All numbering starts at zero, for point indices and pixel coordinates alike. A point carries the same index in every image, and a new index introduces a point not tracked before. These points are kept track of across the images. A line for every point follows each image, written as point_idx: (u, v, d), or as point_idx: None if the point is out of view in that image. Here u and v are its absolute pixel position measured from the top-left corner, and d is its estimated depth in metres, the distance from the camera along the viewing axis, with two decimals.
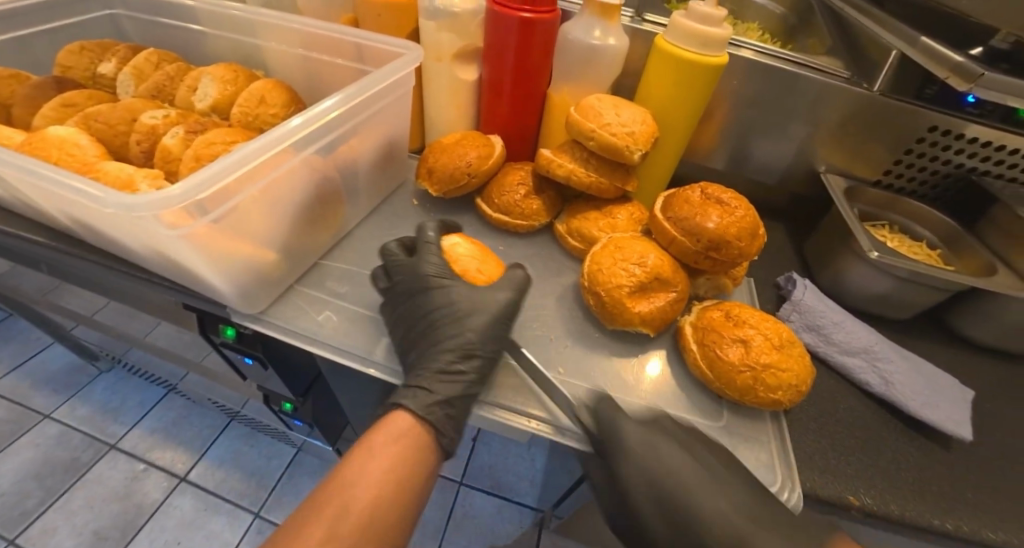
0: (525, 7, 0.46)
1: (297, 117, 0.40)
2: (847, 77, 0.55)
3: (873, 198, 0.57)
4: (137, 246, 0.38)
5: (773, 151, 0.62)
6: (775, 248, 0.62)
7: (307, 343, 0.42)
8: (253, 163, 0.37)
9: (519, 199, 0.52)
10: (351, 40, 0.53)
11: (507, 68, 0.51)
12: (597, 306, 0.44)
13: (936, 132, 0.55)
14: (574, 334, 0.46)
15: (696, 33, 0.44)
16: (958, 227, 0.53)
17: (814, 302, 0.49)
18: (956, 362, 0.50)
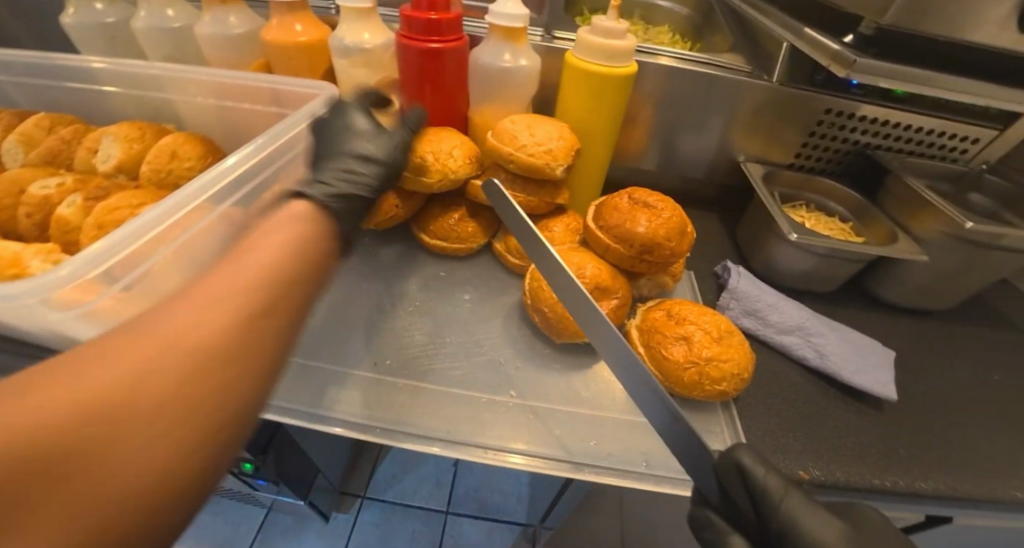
0: (431, 38, 0.47)
1: (228, 158, 0.40)
2: (749, 72, 0.58)
3: (789, 180, 0.61)
4: (38, 331, 0.34)
5: (695, 146, 0.65)
6: (710, 238, 0.65)
7: None
8: (164, 224, 0.34)
9: (455, 223, 0.52)
10: (262, 86, 0.51)
11: (423, 96, 0.51)
12: (543, 323, 0.44)
13: (832, 114, 0.59)
14: (524, 352, 0.46)
15: (600, 47, 0.46)
16: (864, 200, 0.57)
17: (748, 287, 0.51)
18: (881, 325, 0.53)
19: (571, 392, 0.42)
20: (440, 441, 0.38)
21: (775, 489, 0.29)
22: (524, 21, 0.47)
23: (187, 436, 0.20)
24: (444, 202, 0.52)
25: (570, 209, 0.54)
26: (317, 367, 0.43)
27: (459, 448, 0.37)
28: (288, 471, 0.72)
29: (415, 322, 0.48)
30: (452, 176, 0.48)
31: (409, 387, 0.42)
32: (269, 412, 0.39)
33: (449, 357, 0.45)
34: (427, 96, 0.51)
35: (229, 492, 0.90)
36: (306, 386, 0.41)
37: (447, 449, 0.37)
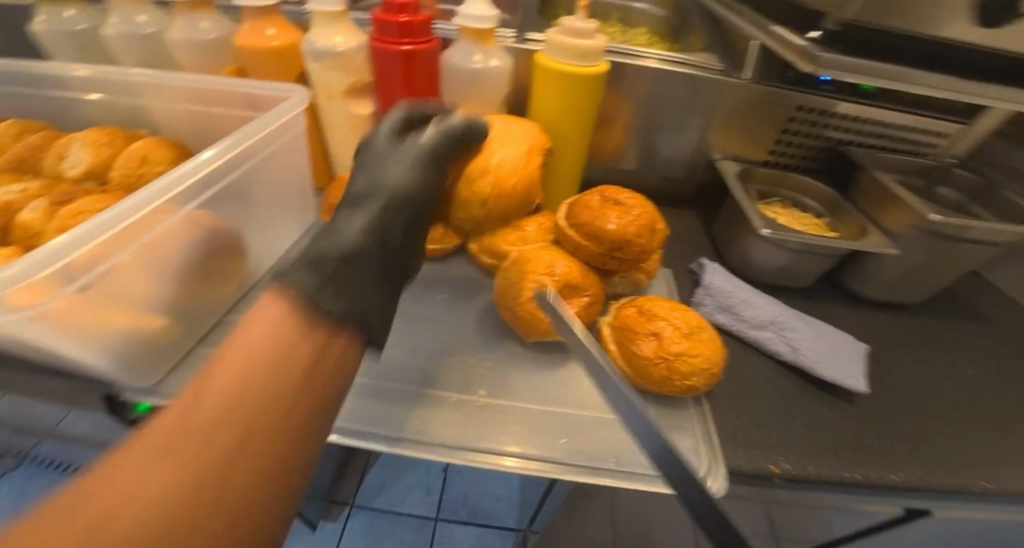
0: (404, 40, 0.48)
1: (207, 151, 0.41)
2: (721, 70, 0.59)
3: (764, 177, 0.61)
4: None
5: (672, 144, 0.65)
6: (689, 236, 0.65)
7: None
8: (123, 225, 0.34)
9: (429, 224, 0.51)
10: (237, 90, 0.52)
11: (399, 97, 0.52)
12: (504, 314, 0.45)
13: (804, 111, 0.59)
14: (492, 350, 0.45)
15: (570, 47, 0.46)
16: (836, 196, 0.57)
17: (723, 283, 0.51)
18: (855, 318, 0.53)
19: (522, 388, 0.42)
20: (410, 442, 0.37)
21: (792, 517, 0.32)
22: (492, 23, 0.47)
23: (234, 484, 0.19)
24: None
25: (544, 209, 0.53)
26: None
27: (422, 448, 0.37)
28: None
29: None
30: None
31: (380, 390, 0.41)
32: None
33: (422, 359, 0.44)
34: (402, 98, 0.52)
35: None
36: None
37: (415, 451, 0.37)
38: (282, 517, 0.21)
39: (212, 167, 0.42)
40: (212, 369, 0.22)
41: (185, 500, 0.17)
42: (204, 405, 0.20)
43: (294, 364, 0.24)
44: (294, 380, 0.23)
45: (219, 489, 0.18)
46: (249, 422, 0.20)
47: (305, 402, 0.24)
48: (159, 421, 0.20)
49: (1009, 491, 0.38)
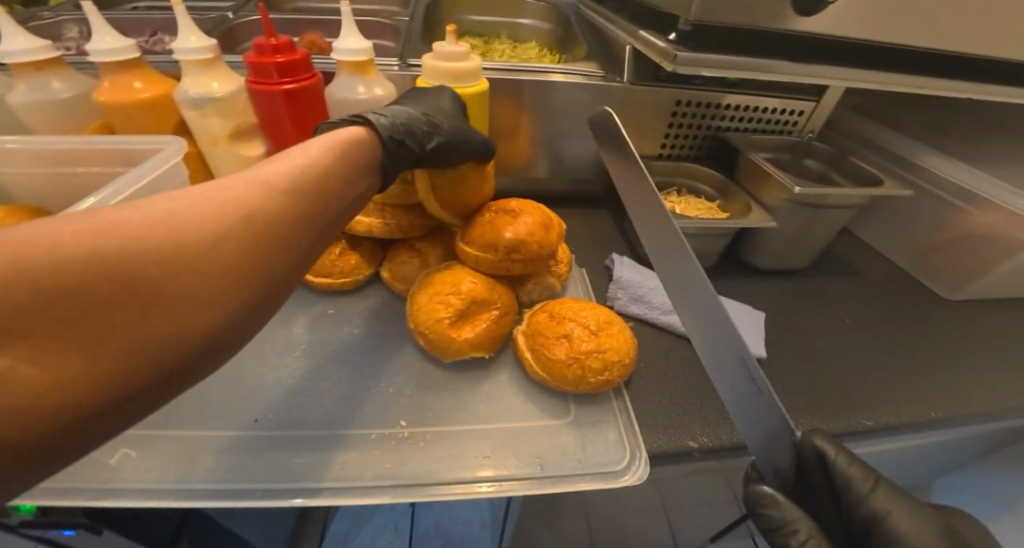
0: (284, 80, 0.47)
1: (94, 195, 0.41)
2: (602, 76, 0.62)
3: (661, 169, 0.65)
4: None
5: (573, 149, 0.68)
6: (601, 234, 0.68)
7: (97, 496, 0.35)
8: None
9: (335, 258, 0.50)
10: (104, 147, 0.48)
11: (289, 136, 0.51)
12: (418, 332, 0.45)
13: (683, 105, 0.63)
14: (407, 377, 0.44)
15: (445, 71, 0.47)
16: (724, 179, 0.62)
17: (632, 275, 0.54)
18: (755, 289, 0.57)
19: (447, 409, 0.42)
20: (330, 488, 0.36)
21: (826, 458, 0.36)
22: (367, 54, 0.48)
23: (197, 287, 0.23)
24: None
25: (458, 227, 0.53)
26: (187, 438, 0.39)
27: (342, 492, 0.36)
28: None
29: (298, 369, 0.45)
30: None
31: (295, 438, 0.39)
32: (125, 500, 0.35)
33: (338, 399, 0.43)
34: (293, 135, 0.51)
35: None
36: (175, 460, 0.37)
37: (334, 497, 0.35)
38: (195, 344, 0.23)
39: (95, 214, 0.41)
40: (230, 183, 0.27)
41: (124, 272, 0.21)
42: (204, 204, 0.25)
43: (321, 200, 0.31)
44: (295, 214, 0.29)
45: (155, 282, 0.21)
46: (215, 245, 0.24)
47: (279, 252, 0.27)
48: (178, 202, 0.24)
49: (894, 425, 0.42)
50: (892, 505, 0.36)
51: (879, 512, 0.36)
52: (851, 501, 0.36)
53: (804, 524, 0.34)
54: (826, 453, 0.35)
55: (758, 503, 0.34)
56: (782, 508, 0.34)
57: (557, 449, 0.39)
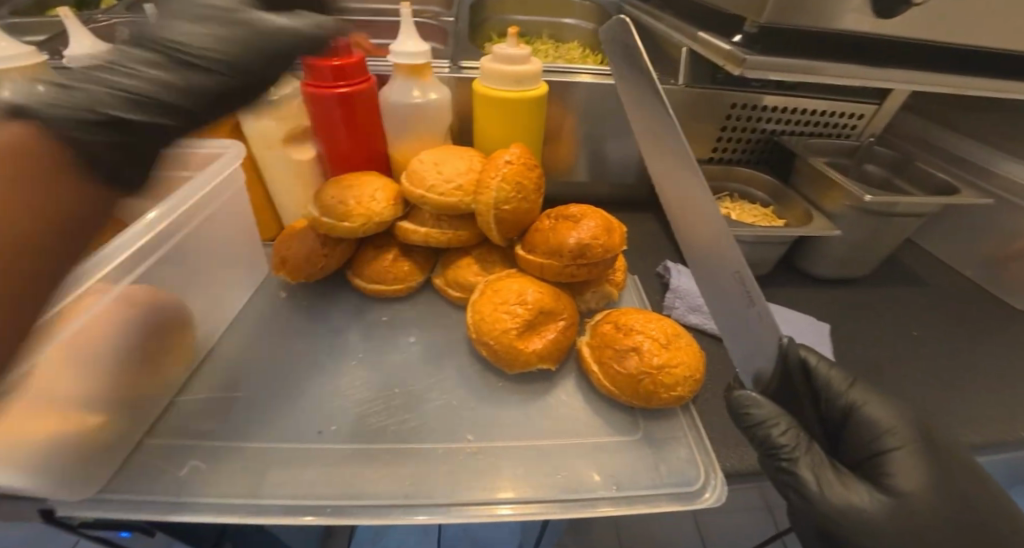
0: (338, 83, 0.46)
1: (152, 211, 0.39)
2: (656, 77, 0.61)
3: (712, 173, 0.64)
4: None
5: (621, 152, 0.67)
6: (649, 239, 0.66)
7: (167, 509, 0.34)
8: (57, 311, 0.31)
9: (388, 265, 0.49)
10: (163, 151, 0.48)
11: (341, 140, 0.50)
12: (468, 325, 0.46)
13: (738, 108, 0.62)
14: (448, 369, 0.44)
15: (507, 74, 0.46)
16: (780, 184, 0.60)
17: (689, 284, 0.53)
18: (816, 299, 0.56)
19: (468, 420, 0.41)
20: (400, 505, 0.35)
21: (836, 380, 0.37)
22: (425, 57, 0.47)
23: None
24: (376, 245, 0.50)
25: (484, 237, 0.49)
26: (253, 450, 0.38)
27: (413, 511, 0.34)
28: None
29: (355, 379, 0.45)
30: (377, 220, 0.46)
31: (360, 452, 0.38)
32: (196, 513, 0.34)
33: (397, 411, 0.42)
34: (346, 140, 0.50)
35: None
36: (242, 471, 0.37)
37: (404, 516, 0.34)
38: None
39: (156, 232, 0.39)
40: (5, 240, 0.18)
41: None
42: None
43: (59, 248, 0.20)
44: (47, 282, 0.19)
45: None
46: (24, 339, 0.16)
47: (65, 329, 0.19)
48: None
49: (980, 445, 0.40)
50: (870, 399, 0.36)
51: (853, 405, 0.36)
52: (827, 399, 0.37)
53: (784, 419, 0.33)
54: (807, 360, 0.37)
55: (739, 405, 0.33)
56: (763, 405, 0.33)
57: (630, 466, 0.38)
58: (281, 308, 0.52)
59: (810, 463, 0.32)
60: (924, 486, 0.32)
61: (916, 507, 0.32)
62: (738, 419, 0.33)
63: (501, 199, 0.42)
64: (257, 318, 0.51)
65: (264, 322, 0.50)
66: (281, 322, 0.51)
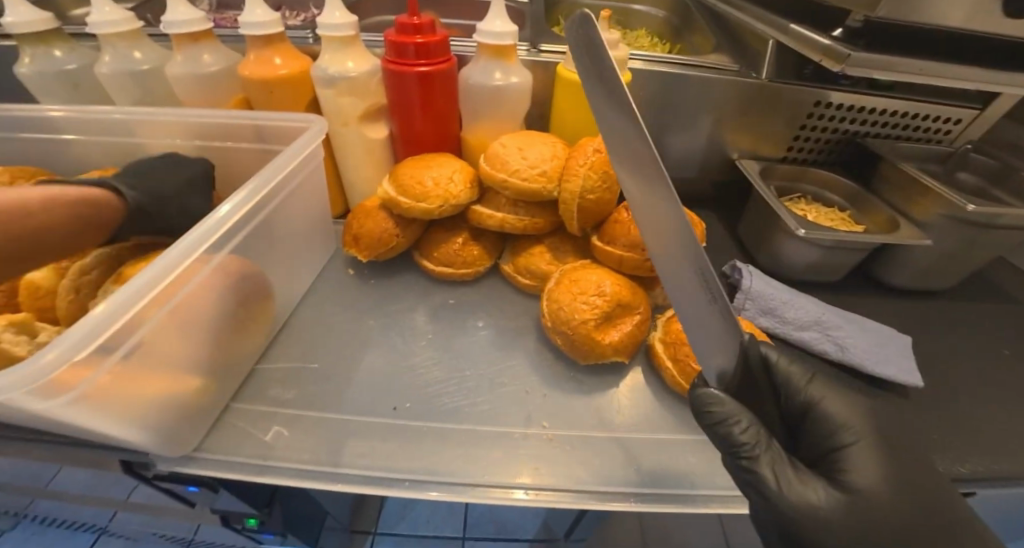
0: (421, 61, 0.45)
1: (227, 203, 0.37)
2: (736, 70, 0.59)
3: (785, 173, 0.62)
4: (31, 417, 0.31)
5: (690, 146, 0.65)
6: (712, 237, 0.65)
7: (256, 471, 0.36)
8: (171, 277, 0.32)
9: (459, 248, 0.50)
10: (244, 123, 0.49)
11: (419, 120, 0.50)
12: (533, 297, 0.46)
13: (821, 106, 0.60)
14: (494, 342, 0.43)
15: None
16: (859, 189, 0.59)
17: (762, 286, 0.50)
18: (889, 310, 0.54)
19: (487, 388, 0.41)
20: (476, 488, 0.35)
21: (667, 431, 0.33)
22: (513, 38, 0.46)
23: None
24: (446, 227, 0.50)
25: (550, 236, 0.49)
26: (331, 421, 0.39)
27: (485, 490, 0.35)
28: (299, 522, 0.66)
29: (426, 357, 0.45)
30: (454, 203, 0.46)
31: (434, 431, 0.39)
32: (282, 477, 0.35)
33: (470, 393, 0.42)
34: (424, 121, 0.50)
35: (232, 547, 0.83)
36: (323, 440, 0.38)
37: (479, 494, 0.34)
38: None
39: (233, 221, 0.38)
40: None
41: None
42: None
43: None
44: None
45: None
46: None
47: None
48: None
49: None
50: (827, 395, 0.32)
51: (812, 404, 0.32)
52: (786, 395, 0.33)
53: (747, 415, 0.29)
54: (768, 354, 0.33)
55: (702, 403, 0.30)
56: (726, 402, 0.29)
57: (708, 464, 0.37)
58: (351, 284, 0.53)
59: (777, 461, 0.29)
60: (882, 479, 0.29)
61: (873, 505, 0.28)
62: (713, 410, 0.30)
63: (587, 188, 0.42)
64: (326, 292, 0.52)
65: (334, 296, 0.52)
66: (350, 297, 0.52)
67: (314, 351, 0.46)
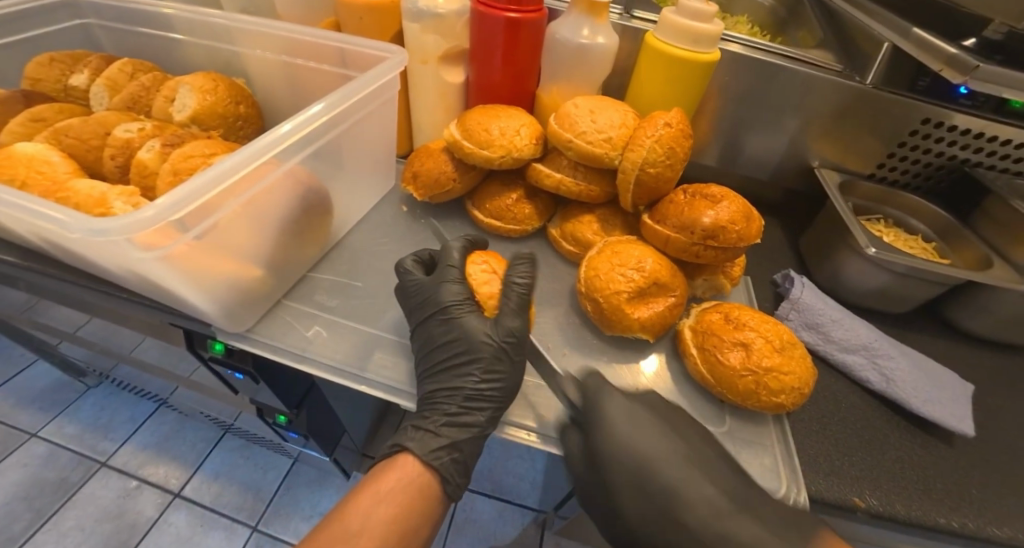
0: (510, 7, 0.46)
1: (287, 123, 0.39)
2: (839, 71, 0.54)
3: (866, 191, 0.58)
4: (117, 269, 0.36)
5: (767, 146, 0.61)
6: (771, 244, 0.62)
7: (296, 360, 0.40)
8: (245, 170, 0.35)
9: (511, 204, 0.50)
10: (333, 45, 0.52)
11: (495, 69, 0.50)
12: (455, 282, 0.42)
13: (929, 124, 0.54)
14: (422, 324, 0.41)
15: (687, 30, 0.43)
16: (951, 220, 0.53)
17: (813, 300, 0.48)
18: (953, 355, 0.50)
19: (442, 373, 0.40)
20: None
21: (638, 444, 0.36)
22: None
23: None
24: (502, 181, 0.51)
25: (606, 202, 0.49)
26: (366, 333, 0.43)
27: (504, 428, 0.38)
28: (319, 429, 0.72)
29: None
30: (515, 155, 0.46)
31: None
32: (318, 370, 0.39)
33: None
34: (500, 69, 0.50)
35: (261, 439, 0.92)
36: (357, 348, 0.42)
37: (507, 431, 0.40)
38: None
39: (303, 132, 0.40)
40: None
41: None
42: None
43: None
44: None
45: None
46: None
47: None
48: None
49: None
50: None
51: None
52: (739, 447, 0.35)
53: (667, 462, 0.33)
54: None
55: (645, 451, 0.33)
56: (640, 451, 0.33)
57: None
58: (403, 220, 0.56)
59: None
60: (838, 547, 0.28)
61: None
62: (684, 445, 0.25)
63: (649, 161, 0.42)
64: (380, 222, 0.55)
65: (385, 227, 0.54)
66: (401, 231, 0.54)
67: (359, 271, 0.49)
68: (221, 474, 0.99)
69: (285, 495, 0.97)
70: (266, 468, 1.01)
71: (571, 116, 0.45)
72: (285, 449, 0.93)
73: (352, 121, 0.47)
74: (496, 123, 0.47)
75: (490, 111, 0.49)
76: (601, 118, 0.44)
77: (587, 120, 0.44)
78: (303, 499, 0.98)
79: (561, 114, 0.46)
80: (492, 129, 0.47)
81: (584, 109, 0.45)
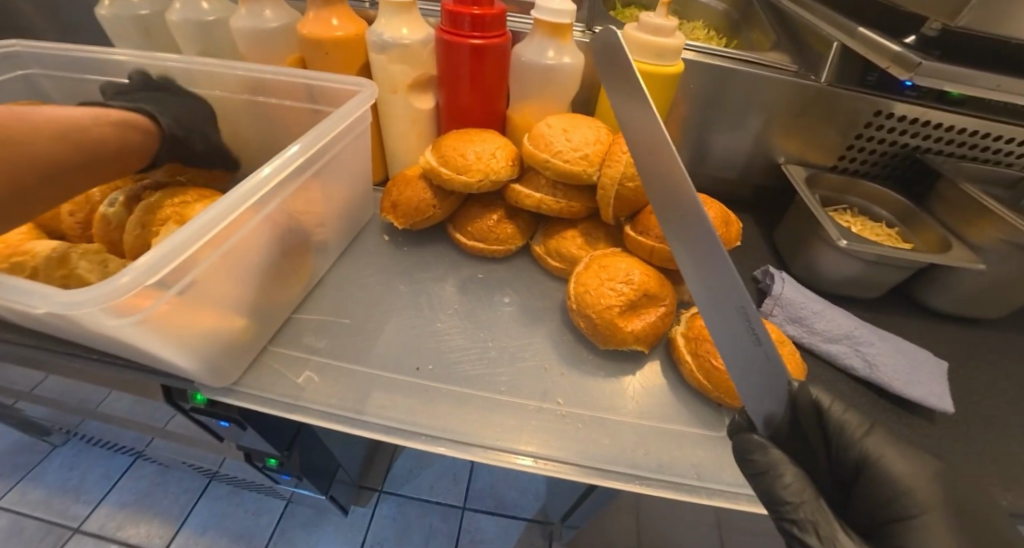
0: (475, 34, 0.46)
1: (267, 166, 0.38)
2: (794, 71, 0.57)
3: (830, 183, 0.61)
4: (89, 334, 0.34)
5: (734, 147, 0.63)
6: (747, 241, 0.63)
7: (288, 409, 0.39)
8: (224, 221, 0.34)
9: (493, 225, 0.50)
10: (297, 81, 0.51)
11: (465, 94, 0.50)
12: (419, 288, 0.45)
13: (881, 116, 0.57)
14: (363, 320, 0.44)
15: (650, 45, 0.45)
16: (911, 205, 0.56)
17: (794, 294, 0.49)
18: (927, 334, 0.52)
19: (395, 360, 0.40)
20: (464, 444, 0.37)
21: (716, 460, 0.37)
22: (569, 18, 0.46)
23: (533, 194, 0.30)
24: (482, 203, 0.51)
25: (587, 216, 0.49)
26: (358, 372, 0.42)
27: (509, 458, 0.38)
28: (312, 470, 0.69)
29: (451, 325, 0.47)
30: (494, 178, 0.46)
31: (451, 393, 0.41)
32: (313, 416, 0.38)
33: (492, 362, 0.44)
34: (470, 94, 0.50)
35: (250, 484, 0.89)
36: (352, 388, 0.40)
37: (490, 456, 0.37)
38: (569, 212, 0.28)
39: (281, 175, 0.39)
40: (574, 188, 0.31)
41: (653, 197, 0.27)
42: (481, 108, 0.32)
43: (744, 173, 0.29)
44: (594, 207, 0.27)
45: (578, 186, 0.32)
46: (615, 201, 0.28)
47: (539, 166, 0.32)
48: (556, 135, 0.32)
49: None
50: (888, 452, 0.31)
51: (869, 455, 0.32)
52: (838, 445, 0.33)
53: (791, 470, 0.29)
54: (818, 401, 0.33)
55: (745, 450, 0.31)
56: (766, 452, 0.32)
57: (713, 454, 0.39)
58: (385, 250, 0.55)
59: (823, 525, 0.28)
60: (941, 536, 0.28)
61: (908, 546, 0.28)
62: (746, 468, 0.31)
63: (626, 175, 0.43)
64: (362, 254, 0.54)
65: (368, 259, 0.53)
66: (383, 262, 0.53)
67: (345, 308, 0.48)
68: (209, 525, 0.95)
69: (279, 541, 0.93)
70: (257, 514, 0.97)
71: (546, 136, 0.46)
72: (276, 492, 0.89)
73: (328, 156, 0.46)
74: (472, 147, 0.47)
75: (463, 136, 0.49)
76: (576, 135, 0.45)
77: (563, 139, 0.45)
78: (298, 542, 0.94)
79: (535, 134, 0.47)
80: (469, 155, 0.47)
81: (557, 128, 0.46)
